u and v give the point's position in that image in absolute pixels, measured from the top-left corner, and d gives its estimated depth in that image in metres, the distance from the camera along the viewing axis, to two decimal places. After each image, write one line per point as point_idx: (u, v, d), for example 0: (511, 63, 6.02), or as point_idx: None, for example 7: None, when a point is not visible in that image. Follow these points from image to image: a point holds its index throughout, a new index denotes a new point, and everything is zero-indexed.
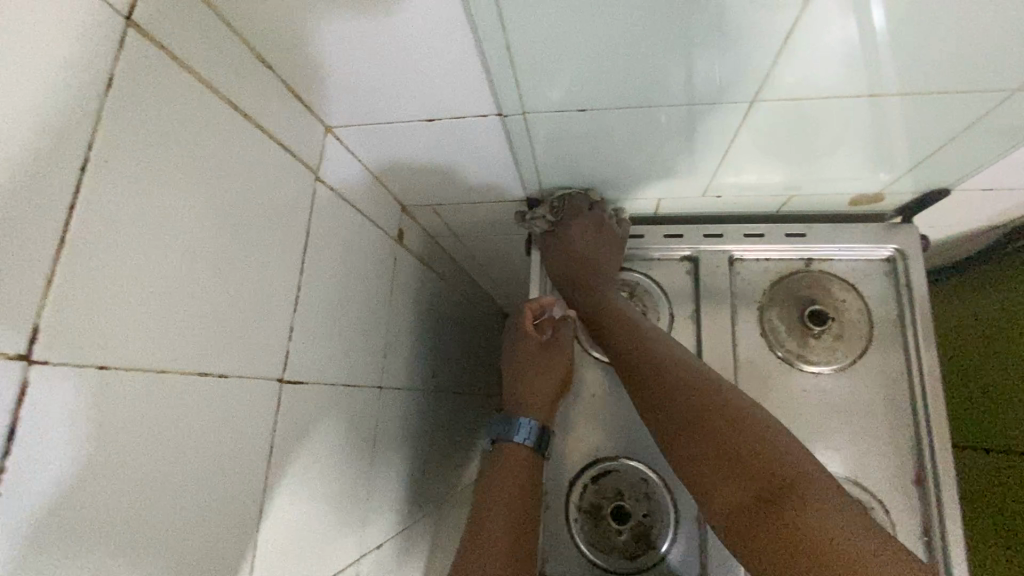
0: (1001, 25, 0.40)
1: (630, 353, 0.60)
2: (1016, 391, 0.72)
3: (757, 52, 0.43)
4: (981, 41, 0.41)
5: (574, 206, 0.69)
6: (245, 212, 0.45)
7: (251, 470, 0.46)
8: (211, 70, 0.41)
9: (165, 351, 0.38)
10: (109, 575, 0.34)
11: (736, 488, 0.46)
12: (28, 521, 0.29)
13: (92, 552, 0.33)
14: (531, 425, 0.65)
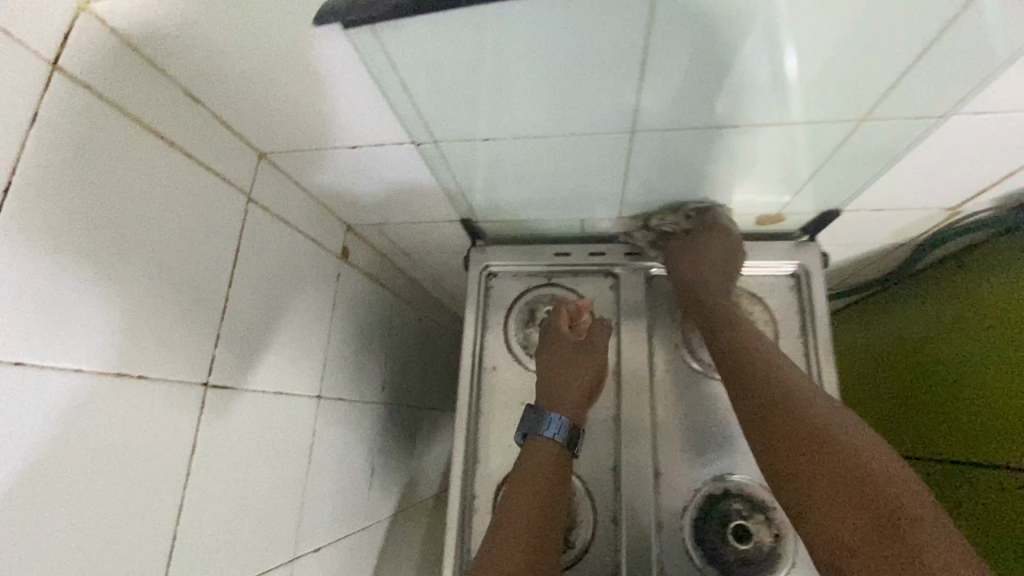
0: (828, 69, 0.45)
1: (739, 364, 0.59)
2: (946, 405, 0.76)
3: (623, 89, 0.48)
4: (817, 82, 0.47)
5: (716, 219, 0.69)
6: (174, 231, 0.50)
7: (171, 467, 0.50)
8: (138, 105, 0.46)
9: (84, 353, 0.42)
10: (23, 553, 0.38)
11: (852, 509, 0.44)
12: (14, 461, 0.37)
13: (8, 530, 0.37)
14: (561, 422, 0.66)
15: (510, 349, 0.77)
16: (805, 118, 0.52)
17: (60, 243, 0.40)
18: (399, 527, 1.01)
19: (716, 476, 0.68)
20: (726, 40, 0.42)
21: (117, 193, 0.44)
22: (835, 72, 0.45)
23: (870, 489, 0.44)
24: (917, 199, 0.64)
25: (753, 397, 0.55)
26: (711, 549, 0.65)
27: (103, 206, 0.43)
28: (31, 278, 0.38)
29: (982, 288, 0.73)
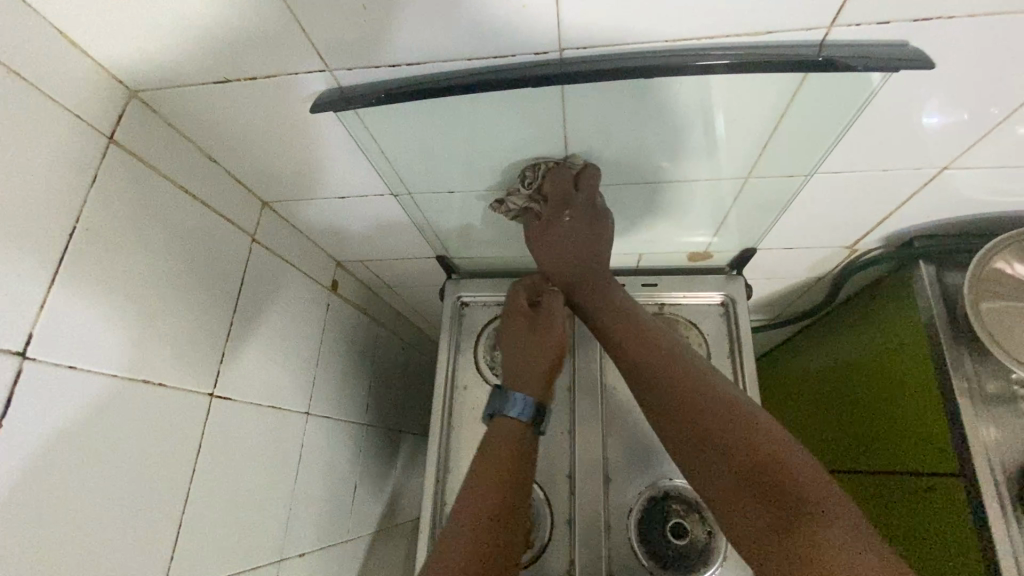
0: (712, 141, 0.57)
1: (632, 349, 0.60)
2: (860, 419, 0.87)
3: (556, 153, 0.61)
4: (706, 150, 0.59)
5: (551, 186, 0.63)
6: (190, 264, 0.61)
7: (178, 464, 0.59)
8: (169, 166, 0.58)
9: (118, 360, 0.52)
10: (62, 523, 0.46)
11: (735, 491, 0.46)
12: (45, 450, 0.45)
13: (52, 502, 0.46)
14: (527, 400, 0.70)
15: (479, 369, 0.87)
16: (707, 176, 0.64)
17: (106, 271, 0.51)
18: (378, 545, 1.07)
19: (658, 480, 0.76)
20: (626, 121, 0.54)
21: (150, 233, 0.56)
22: (718, 144, 0.58)
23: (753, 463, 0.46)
24: (816, 238, 0.77)
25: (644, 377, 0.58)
26: (653, 547, 0.73)
27: (138, 244, 0.54)
28: (84, 299, 0.49)
29: (884, 318, 0.84)
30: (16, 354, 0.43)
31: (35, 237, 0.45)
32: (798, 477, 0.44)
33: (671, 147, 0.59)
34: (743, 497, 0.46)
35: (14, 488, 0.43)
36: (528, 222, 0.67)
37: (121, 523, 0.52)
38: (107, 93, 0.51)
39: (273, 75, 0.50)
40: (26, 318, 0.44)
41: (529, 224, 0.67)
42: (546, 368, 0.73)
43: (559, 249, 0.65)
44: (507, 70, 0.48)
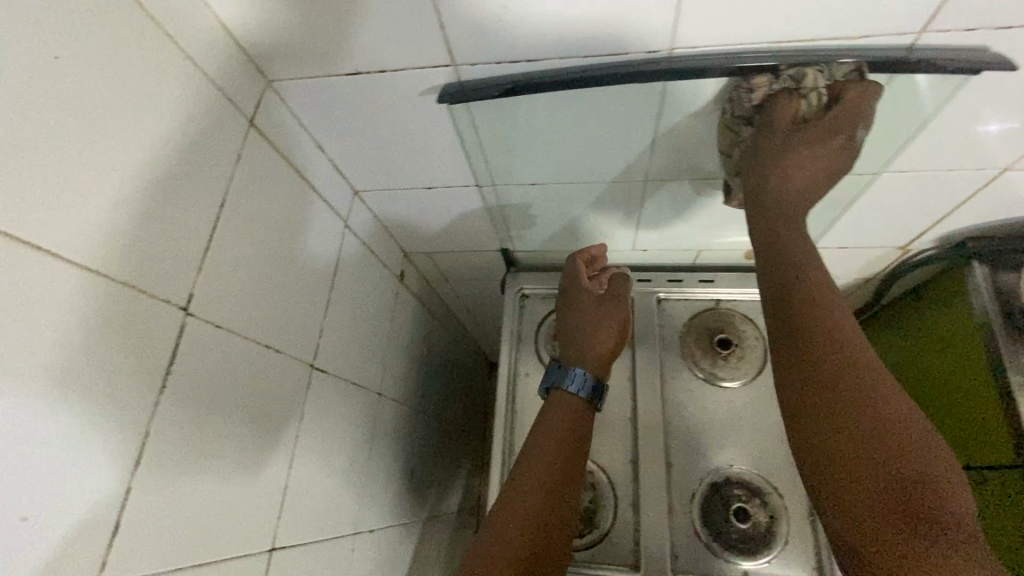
0: None
1: (806, 305, 0.48)
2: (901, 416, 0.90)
3: (645, 150, 0.66)
4: None
5: (856, 102, 0.53)
6: (300, 242, 0.65)
7: (288, 429, 0.63)
8: (291, 151, 0.63)
9: (246, 327, 0.56)
10: (205, 473, 0.50)
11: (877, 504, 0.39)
12: (194, 401, 0.49)
13: (196, 454, 0.49)
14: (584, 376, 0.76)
15: (540, 359, 0.91)
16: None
17: (241, 245, 0.55)
18: (426, 533, 1.10)
19: (720, 467, 0.80)
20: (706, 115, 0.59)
21: (273, 212, 0.60)
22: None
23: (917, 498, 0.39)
24: (872, 238, 0.81)
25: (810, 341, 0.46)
26: (715, 527, 0.76)
27: (264, 221, 0.59)
28: (227, 268, 0.53)
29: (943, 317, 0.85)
30: (183, 308, 0.48)
31: (195, 208, 0.49)
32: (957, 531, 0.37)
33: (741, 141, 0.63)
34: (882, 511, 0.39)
35: (172, 434, 0.47)
36: (775, 115, 0.54)
37: (244, 483, 0.56)
38: (252, 83, 0.56)
39: (400, 70, 0.55)
40: (188, 280, 0.48)
41: (783, 115, 0.54)
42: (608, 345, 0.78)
43: (797, 171, 0.54)
44: (620, 66, 0.52)
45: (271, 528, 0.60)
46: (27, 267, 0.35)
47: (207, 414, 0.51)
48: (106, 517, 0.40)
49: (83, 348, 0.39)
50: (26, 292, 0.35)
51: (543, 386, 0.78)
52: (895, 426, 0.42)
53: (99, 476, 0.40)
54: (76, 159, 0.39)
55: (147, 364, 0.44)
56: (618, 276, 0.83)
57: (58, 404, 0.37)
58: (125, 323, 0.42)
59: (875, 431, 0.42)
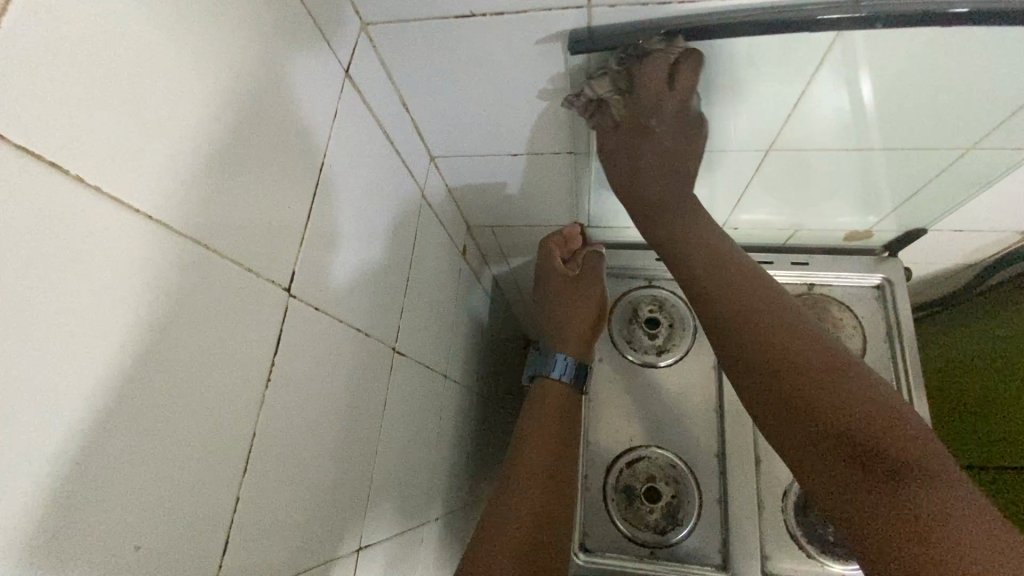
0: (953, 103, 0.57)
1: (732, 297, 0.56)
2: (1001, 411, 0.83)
3: (777, 113, 0.60)
4: (942, 112, 0.58)
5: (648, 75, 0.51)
6: (383, 212, 0.58)
7: (374, 418, 0.57)
8: (377, 108, 0.55)
9: (340, 309, 0.50)
10: (303, 476, 0.44)
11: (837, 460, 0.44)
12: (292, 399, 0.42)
13: (295, 457, 0.43)
14: (567, 362, 0.75)
15: (614, 343, 0.84)
16: (917, 134, 0.62)
17: (336, 217, 0.48)
18: (473, 517, 1.07)
19: None
20: (853, 67, 0.53)
21: (362, 178, 0.53)
22: (945, 98, 0.56)
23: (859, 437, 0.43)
24: (996, 219, 0.73)
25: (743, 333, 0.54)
26: (812, 529, 0.71)
27: (353, 188, 0.52)
28: (323, 242, 0.46)
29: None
30: (283, 289, 0.41)
31: (295, 173, 0.42)
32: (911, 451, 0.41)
33: (877, 99, 0.57)
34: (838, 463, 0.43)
35: (271, 438, 0.40)
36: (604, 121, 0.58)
37: (335, 483, 0.50)
38: (347, 25, 0.48)
39: (521, 12, 0.46)
40: (288, 255, 0.41)
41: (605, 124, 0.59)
42: (583, 330, 0.77)
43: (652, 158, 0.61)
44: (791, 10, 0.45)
45: (355, 527, 0.54)
46: (137, 241, 0.28)
47: (305, 409, 0.44)
48: (215, 533, 0.34)
49: (192, 338, 0.32)
50: (135, 272, 0.28)
51: (527, 375, 0.77)
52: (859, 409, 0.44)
53: (210, 488, 0.34)
54: (182, 105, 0.31)
55: (253, 356, 0.38)
56: (587, 251, 0.79)
57: (166, 409, 0.30)
58: (230, 309, 0.35)
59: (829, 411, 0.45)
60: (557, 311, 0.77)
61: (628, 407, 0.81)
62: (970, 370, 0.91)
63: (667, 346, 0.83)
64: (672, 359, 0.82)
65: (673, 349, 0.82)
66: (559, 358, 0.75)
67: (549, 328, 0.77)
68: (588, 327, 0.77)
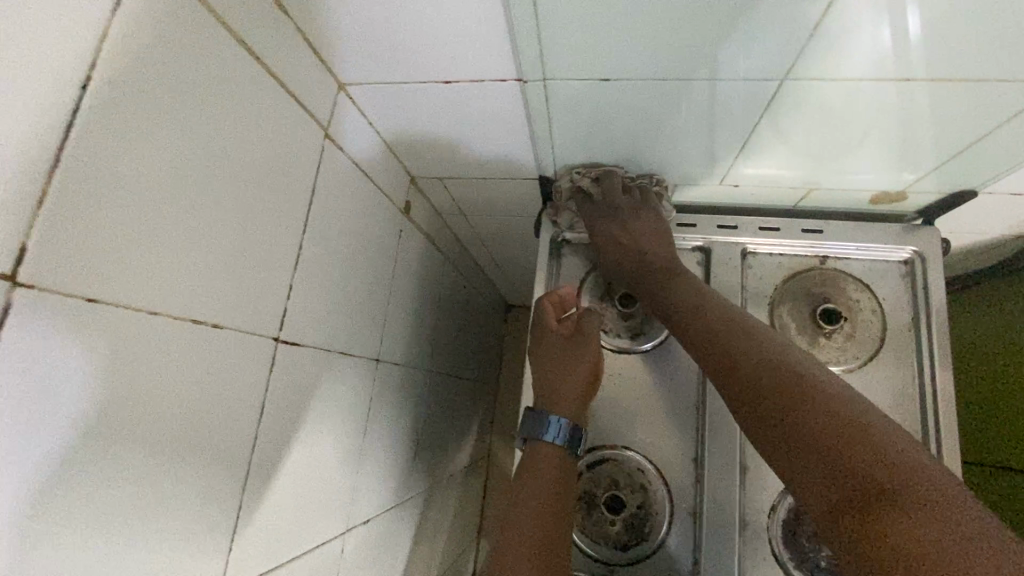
0: None
1: (699, 316, 0.57)
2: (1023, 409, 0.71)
3: (795, 29, 0.43)
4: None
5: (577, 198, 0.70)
6: (251, 157, 0.43)
7: (243, 431, 0.44)
8: (229, 8, 0.39)
9: (158, 294, 0.35)
10: (100, 529, 0.32)
11: (819, 483, 0.38)
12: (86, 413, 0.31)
13: (69, 509, 0.30)
14: (561, 424, 0.62)
15: None
16: (993, 56, 0.45)
17: (143, 160, 0.33)
18: (428, 504, 0.96)
19: None
20: None
21: (201, 109, 0.37)
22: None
23: (834, 446, 0.38)
24: None
25: (716, 349, 0.53)
26: (801, 552, 0.60)
27: (183, 122, 0.36)
28: (111, 199, 0.31)
29: (986, 313, 0.80)
30: (4, 277, 0.26)
31: (19, 84, 0.26)
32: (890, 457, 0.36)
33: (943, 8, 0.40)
34: (813, 479, 0.39)
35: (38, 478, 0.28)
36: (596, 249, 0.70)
37: (166, 524, 0.37)
38: None
39: None
40: (15, 221, 0.26)
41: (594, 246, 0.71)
42: (579, 388, 0.64)
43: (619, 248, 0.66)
44: None
45: (219, 569, 0.42)
46: None
47: (87, 439, 0.31)
48: None
49: None
50: None
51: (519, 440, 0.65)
52: (831, 416, 0.40)
53: None
54: None
55: None
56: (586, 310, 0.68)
57: None
58: None
59: (804, 420, 0.41)
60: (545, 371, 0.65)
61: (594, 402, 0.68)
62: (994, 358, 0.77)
63: (643, 328, 0.69)
64: (651, 344, 0.68)
65: (652, 332, 0.69)
66: (550, 420, 0.63)
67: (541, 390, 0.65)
68: (582, 389, 0.64)
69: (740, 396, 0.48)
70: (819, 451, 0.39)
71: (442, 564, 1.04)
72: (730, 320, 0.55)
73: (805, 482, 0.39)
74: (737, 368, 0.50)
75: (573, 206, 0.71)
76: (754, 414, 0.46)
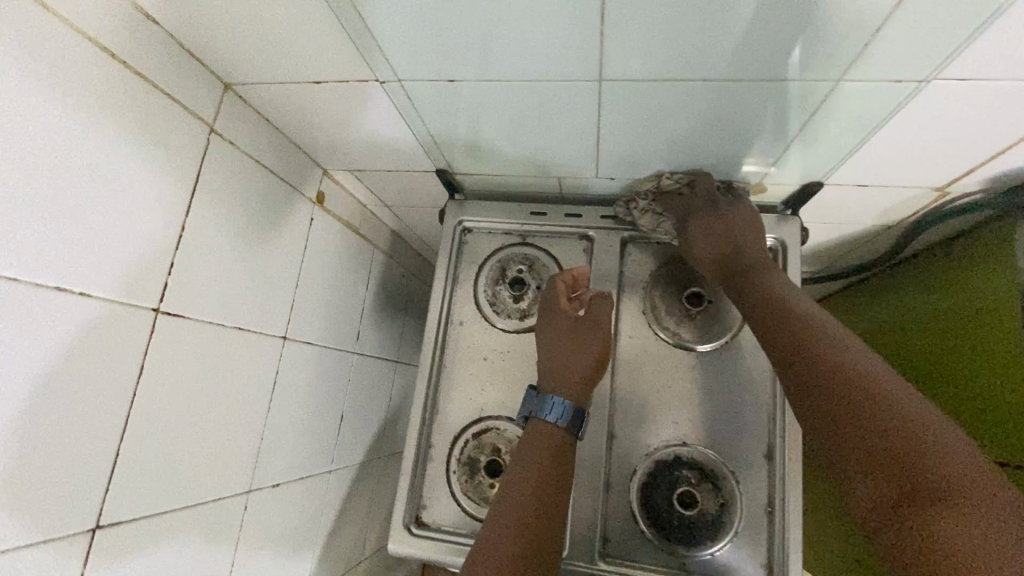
0: (801, 32, 0.44)
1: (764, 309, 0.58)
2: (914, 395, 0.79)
3: (587, 43, 0.48)
4: (795, 42, 0.45)
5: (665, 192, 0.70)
6: (122, 149, 0.49)
7: (117, 389, 0.51)
8: (89, 22, 0.45)
9: (12, 261, 0.41)
10: None
11: (873, 487, 0.42)
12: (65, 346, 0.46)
13: None
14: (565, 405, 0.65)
15: (478, 305, 0.77)
16: (775, 76, 0.49)
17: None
18: (362, 478, 1.03)
19: (671, 442, 0.67)
20: None
21: (63, 109, 0.44)
22: (788, 27, 0.43)
23: (895, 453, 0.41)
24: (903, 175, 0.62)
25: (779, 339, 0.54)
26: (656, 513, 0.65)
27: (41, 118, 0.42)
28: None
29: (890, 306, 0.87)
30: None
31: None
32: (951, 472, 0.39)
33: (705, 20, 0.44)
34: (869, 480, 0.42)
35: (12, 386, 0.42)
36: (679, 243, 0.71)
37: (29, 460, 0.43)
38: None
39: None
40: None
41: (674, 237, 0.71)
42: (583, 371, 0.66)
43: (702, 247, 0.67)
44: None
45: (94, 505, 0.49)
46: None
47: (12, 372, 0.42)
48: None
49: None
50: None
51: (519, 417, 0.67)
52: (894, 420, 0.42)
53: None
54: None
55: None
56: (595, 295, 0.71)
57: None
58: None
59: (865, 420, 0.43)
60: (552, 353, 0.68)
61: (483, 376, 0.75)
62: (893, 347, 0.85)
63: (530, 310, 0.76)
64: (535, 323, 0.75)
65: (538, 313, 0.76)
66: (554, 399, 0.65)
67: (544, 368, 0.68)
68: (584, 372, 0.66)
69: (801, 382, 0.50)
70: (872, 445, 0.42)
71: (376, 540, 1.10)
72: (793, 311, 0.56)
73: (856, 483, 0.43)
74: (801, 358, 0.51)
75: (657, 206, 0.71)
76: (814, 402, 0.48)
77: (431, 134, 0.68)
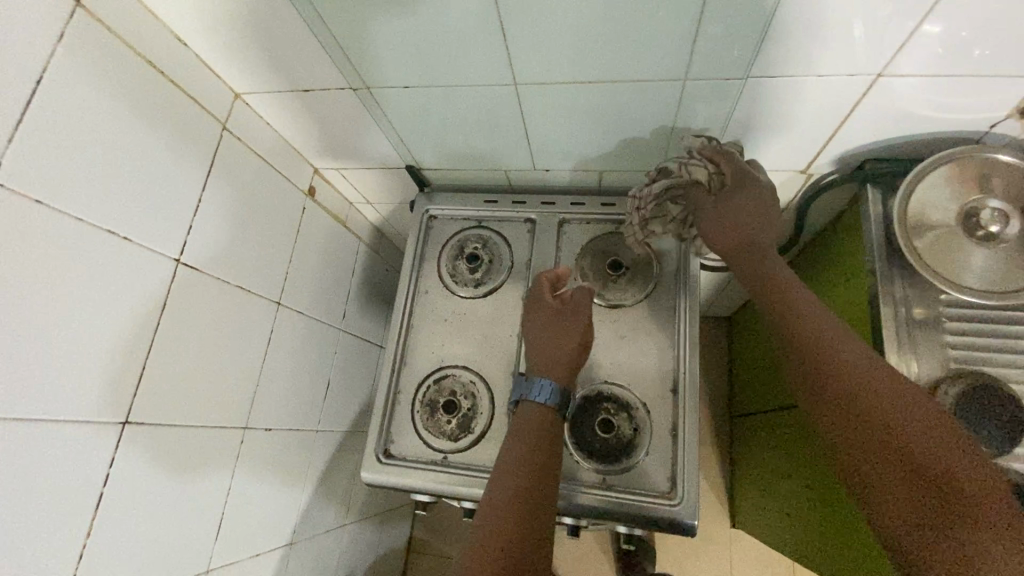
0: (649, 42, 0.61)
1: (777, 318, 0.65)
2: None
3: (501, 53, 0.65)
4: (648, 50, 0.62)
5: (712, 157, 0.69)
6: (157, 135, 0.66)
7: (145, 317, 0.66)
8: (140, 40, 0.63)
9: (80, 205, 0.58)
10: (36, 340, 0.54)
11: (898, 485, 0.49)
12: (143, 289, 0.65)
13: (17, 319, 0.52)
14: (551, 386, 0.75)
15: (440, 276, 0.93)
16: (643, 77, 0.66)
17: (70, 124, 0.56)
18: (345, 447, 1.15)
19: (595, 382, 0.81)
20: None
21: (117, 101, 0.61)
22: (639, 38, 0.60)
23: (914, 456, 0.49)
24: (767, 159, 0.78)
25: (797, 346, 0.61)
26: (582, 439, 0.79)
27: (103, 105, 0.59)
28: (49, 142, 0.54)
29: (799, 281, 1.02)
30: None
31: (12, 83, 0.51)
32: (960, 470, 0.47)
33: (579, 34, 0.61)
34: (891, 477, 0.50)
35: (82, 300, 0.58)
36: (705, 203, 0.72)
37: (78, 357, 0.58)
38: None
39: None
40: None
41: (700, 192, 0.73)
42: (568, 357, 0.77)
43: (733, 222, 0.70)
44: None
45: (123, 404, 0.63)
46: None
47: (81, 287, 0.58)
48: None
49: None
50: None
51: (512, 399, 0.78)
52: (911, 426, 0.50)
53: None
54: None
55: None
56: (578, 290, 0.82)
57: None
58: None
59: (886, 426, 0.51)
60: (540, 340, 0.79)
61: (442, 334, 0.89)
62: None
63: (483, 279, 0.91)
64: (487, 289, 0.90)
65: (489, 281, 0.91)
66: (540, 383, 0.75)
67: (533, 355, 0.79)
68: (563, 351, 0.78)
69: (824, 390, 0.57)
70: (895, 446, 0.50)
71: (358, 511, 1.21)
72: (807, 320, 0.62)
73: (881, 479, 0.50)
74: (822, 367, 0.58)
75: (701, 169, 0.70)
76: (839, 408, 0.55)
77: (394, 135, 0.85)
